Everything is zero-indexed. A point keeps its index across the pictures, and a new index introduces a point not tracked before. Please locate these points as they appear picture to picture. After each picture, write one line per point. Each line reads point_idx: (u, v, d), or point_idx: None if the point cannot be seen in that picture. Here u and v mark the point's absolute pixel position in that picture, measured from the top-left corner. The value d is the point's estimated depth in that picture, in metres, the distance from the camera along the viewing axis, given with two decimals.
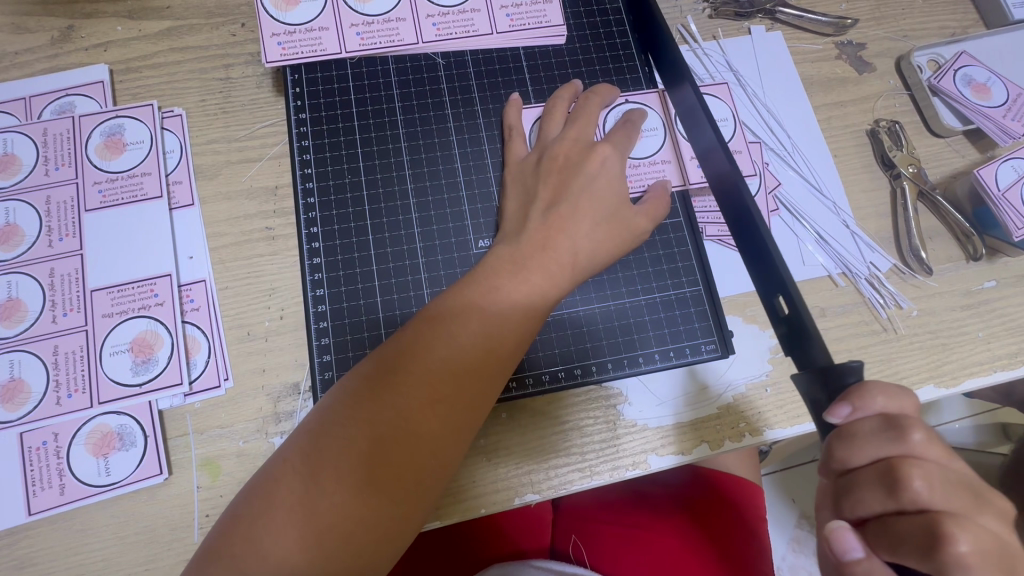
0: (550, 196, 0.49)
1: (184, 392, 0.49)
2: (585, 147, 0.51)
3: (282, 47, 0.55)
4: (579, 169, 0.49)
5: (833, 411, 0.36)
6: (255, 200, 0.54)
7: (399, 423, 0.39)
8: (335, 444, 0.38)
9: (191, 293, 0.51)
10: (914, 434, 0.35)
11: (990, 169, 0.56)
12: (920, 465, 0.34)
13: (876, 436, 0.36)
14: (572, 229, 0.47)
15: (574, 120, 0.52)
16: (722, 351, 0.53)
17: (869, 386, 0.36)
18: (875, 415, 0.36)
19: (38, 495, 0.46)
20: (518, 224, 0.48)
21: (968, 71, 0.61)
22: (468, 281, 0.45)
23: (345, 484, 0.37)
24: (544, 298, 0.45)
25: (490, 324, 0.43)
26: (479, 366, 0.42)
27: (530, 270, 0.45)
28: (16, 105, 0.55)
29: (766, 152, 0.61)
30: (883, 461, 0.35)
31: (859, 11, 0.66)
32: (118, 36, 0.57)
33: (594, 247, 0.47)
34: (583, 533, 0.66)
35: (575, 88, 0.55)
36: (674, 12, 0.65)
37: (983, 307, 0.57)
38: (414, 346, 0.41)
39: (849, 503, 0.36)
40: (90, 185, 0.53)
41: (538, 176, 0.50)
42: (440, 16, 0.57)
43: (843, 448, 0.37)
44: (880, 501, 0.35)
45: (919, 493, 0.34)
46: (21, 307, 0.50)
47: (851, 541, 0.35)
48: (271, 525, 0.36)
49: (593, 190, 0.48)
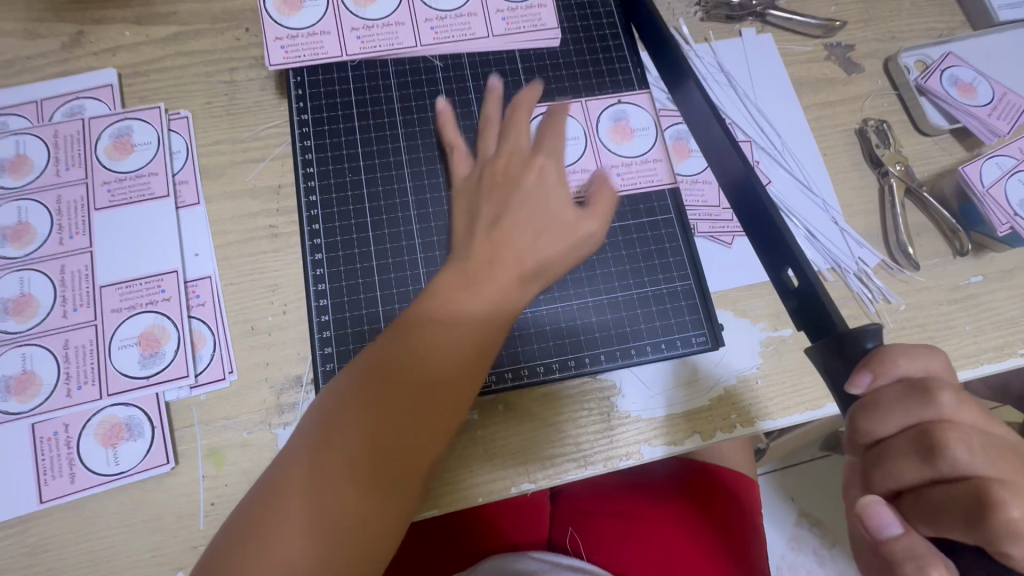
0: (493, 212, 0.49)
1: (190, 385, 0.50)
2: (522, 160, 0.52)
3: (285, 51, 0.57)
4: (519, 184, 0.50)
5: (855, 381, 0.36)
6: (259, 198, 0.56)
7: (398, 419, 0.41)
8: (329, 448, 0.40)
9: (196, 289, 0.53)
10: (942, 395, 0.35)
11: (975, 167, 0.57)
12: (954, 429, 0.34)
13: (901, 402, 0.35)
14: (519, 240, 0.48)
15: (506, 133, 0.54)
16: (712, 343, 0.54)
17: (891, 351, 0.36)
18: (895, 383, 0.36)
19: (48, 483, 0.47)
20: (464, 239, 0.49)
21: (954, 71, 0.63)
22: (433, 287, 0.46)
23: (354, 477, 0.39)
24: (495, 303, 0.46)
25: (465, 324, 0.44)
26: (461, 362, 0.44)
27: (500, 272, 0.46)
28: (28, 108, 0.57)
29: (757, 151, 0.63)
30: (913, 428, 0.35)
31: (848, 14, 0.68)
32: (126, 41, 0.59)
33: (543, 253, 0.48)
34: (580, 526, 0.67)
35: (498, 97, 0.56)
36: (668, 15, 0.66)
37: (970, 301, 0.58)
38: (394, 349, 0.43)
39: (881, 476, 0.36)
40: (99, 184, 0.55)
41: (480, 192, 0.51)
42: (438, 20, 0.59)
43: (868, 419, 0.36)
44: (915, 471, 0.34)
45: (958, 458, 0.33)
46: (33, 303, 0.51)
47: (886, 517, 0.34)
48: (280, 525, 0.37)
49: (533, 205, 0.50)
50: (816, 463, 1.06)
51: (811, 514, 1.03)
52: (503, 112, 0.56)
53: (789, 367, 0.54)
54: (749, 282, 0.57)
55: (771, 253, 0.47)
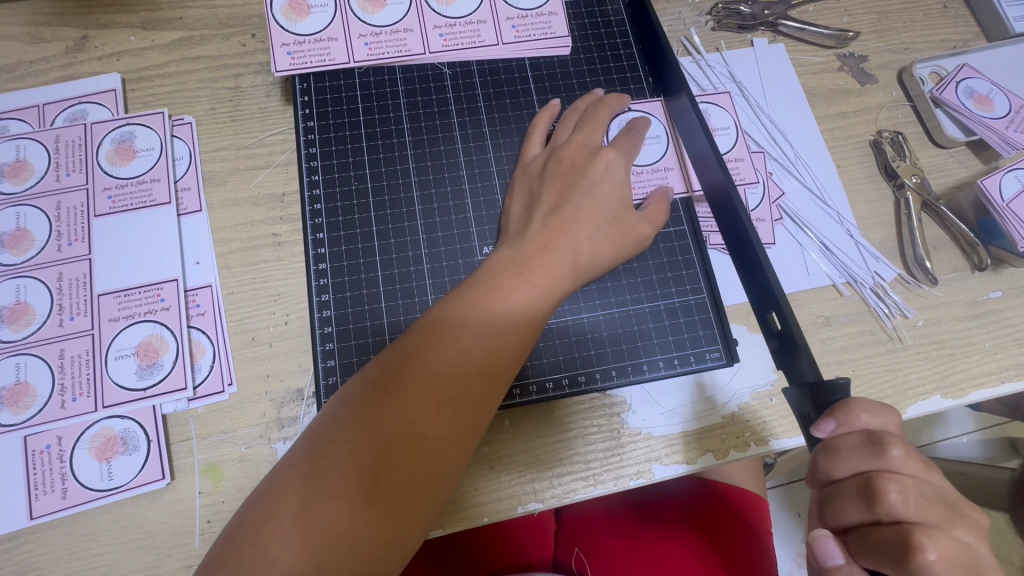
0: (554, 199, 0.49)
1: (188, 397, 0.49)
2: (590, 151, 0.52)
3: (291, 57, 0.56)
4: (584, 173, 0.50)
5: (819, 426, 0.38)
6: (263, 206, 0.55)
7: (407, 426, 0.39)
8: (343, 449, 0.38)
9: (197, 298, 0.52)
10: (893, 449, 0.36)
11: (994, 180, 0.56)
12: (897, 480, 0.36)
13: (857, 452, 0.37)
14: (574, 231, 0.47)
15: (581, 126, 0.53)
16: (726, 359, 0.53)
17: (855, 403, 0.37)
18: (857, 431, 0.37)
19: (40, 499, 0.46)
20: (521, 228, 0.49)
21: (970, 83, 0.62)
22: (468, 285, 0.45)
23: (357, 485, 0.37)
24: (548, 300, 0.45)
25: (494, 329, 0.43)
26: (482, 372, 0.42)
27: (537, 268, 0.46)
28: (29, 112, 0.56)
29: (770, 162, 0.62)
30: (862, 475, 0.37)
31: (861, 24, 0.67)
32: (130, 46, 0.59)
33: (596, 249, 0.48)
34: (587, 547, 0.65)
35: (591, 96, 0.57)
36: (679, 25, 0.66)
37: (989, 318, 0.56)
38: (418, 350, 0.41)
39: (832, 514, 0.38)
40: (100, 191, 0.53)
41: (544, 178, 0.51)
42: (447, 27, 0.58)
43: (827, 461, 0.38)
44: (858, 513, 0.37)
45: (894, 506, 0.35)
46: (29, 311, 0.50)
47: (831, 548, 0.37)
48: (279, 530, 0.36)
49: (596, 196, 0.49)
50: None
51: None
52: (589, 104, 0.56)
53: None
54: None
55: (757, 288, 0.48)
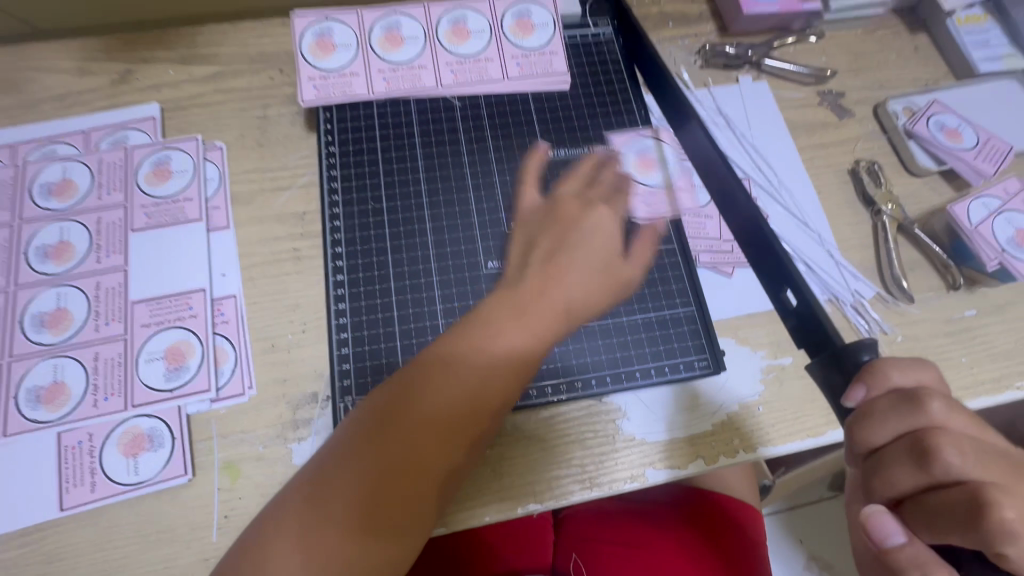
0: (549, 244, 0.49)
1: (211, 398, 0.52)
2: (585, 203, 0.52)
3: (316, 90, 0.62)
4: (575, 225, 0.50)
5: (849, 396, 0.39)
6: (285, 224, 0.59)
7: (403, 458, 0.42)
8: (343, 477, 0.41)
9: (222, 307, 0.56)
10: (930, 405, 0.37)
11: (963, 206, 0.60)
12: (945, 436, 0.36)
13: (894, 413, 0.37)
14: (569, 278, 0.48)
15: (574, 177, 0.54)
16: (714, 367, 0.56)
17: (881, 366, 0.39)
18: (885, 394, 0.38)
19: (70, 491, 0.49)
20: (517, 270, 0.49)
21: (940, 118, 0.67)
22: (465, 324, 0.47)
23: (355, 512, 0.41)
24: (540, 345, 0.46)
25: (487, 370, 0.45)
26: (474, 411, 0.44)
27: (539, 311, 0.47)
28: (76, 137, 0.61)
29: (754, 188, 0.66)
30: (908, 436, 0.37)
31: (838, 64, 0.72)
32: (169, 79, 0.64)
33: (587, 295, 0.48)
34: (584, 552, 0.67)
35: (592, 160, 0.57)
36: (670, 63, 0.71)
37: (965, 334, 0.60)
38: (415, 388, 0.44)
39: (881, 485, 0.38)
40: (137, 208, 0.58)
41: (539, 228, 0.51)
42: (457, 64, 0.64)
43: (864, 429, 0.38)
44: (912, 478, 0.37)
45: (951, 464, 0.36)
46: (68, 316, 0.54)
47: (890, 526, 0.37)
48: (286, 546, 0.40)
49: (586, 244, 0.49)
50: (825, 503, 1.09)
51: (820, 557, 1.05)
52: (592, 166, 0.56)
53: (789, 394, 0.56)
54: (750, 311, 0.59)
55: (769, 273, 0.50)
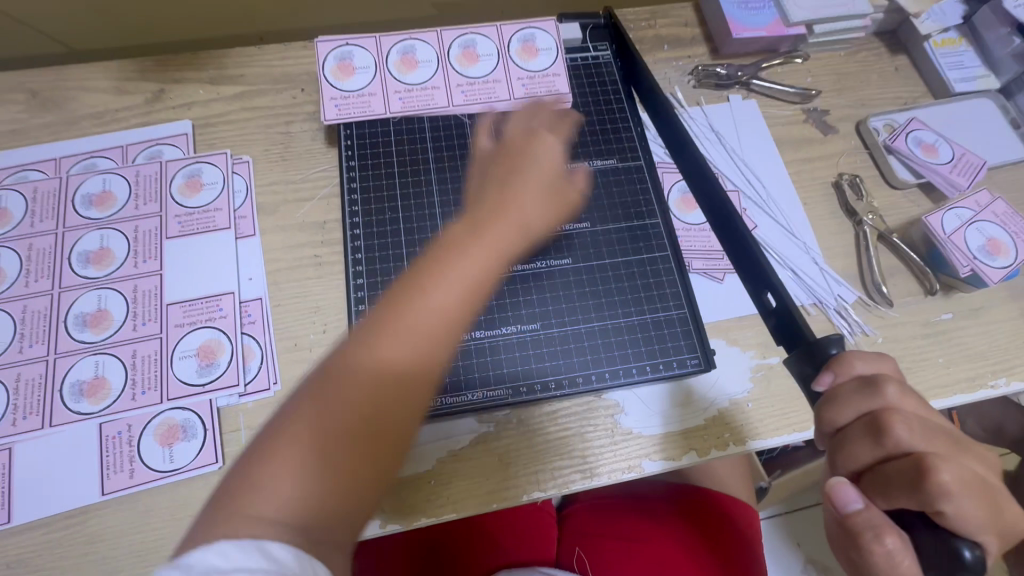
0: (504, 170, 0.55)
1: (240, 392, 0.57)
2: (528, 135, 0.59)
3: (338, 108, 0.67)
4: (526, 152, 0.57)
5: (819, 379, 0.43)
6: (307, 232, 0.64)
7: (378, 369, 0.41)
8: (320, 395, 0.40)
9: (249, 308, 0.60)
10: (887, 388, 0.42)
11: (937, 216, 0.65)
12: (898, 415, 0.42)
13: (857, 394, 0.43)
14: (523, 196, 0.53)
15: (530, 117, 0.62)
16: (705, 364, 0.60)
17: (848, 355, 0.44)
18: (851, 378, 0.43)
19: (110, 477, 0.53)
20: (477, 196, 0.54)
21: (918, 134, 0.72)
22: (435, 250, 0.48)
23: (335, 425, 0.39)
24: (502, 255, 0.48)
25: (463, 280, 0.45)
26: (449, 316, 0.44)
27: (491, 229, 0.49)
28: (115, 152, 0.66)
29: (745, 200, 0.71)
30: (867, 415, 0.42)
31: (822, 84, 0.77)
32: (200, 97, 0.70)
33: (541, 212, 0.54)
34: (587, 545, 0.71)
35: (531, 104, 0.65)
36: (665, 83, 0.76)
37: (942, 336, 0.64)
38: (390, 307, 0.44)
39: (844, 459, 0.44)
40: (171, 217, 0.63)
41: (497, 159, 0.57)
42: (468, 85, 0.69)
43: (832, 410, 0.43)
44: (870, 451, 0.42)
45: (901, 438, 0.41)
46: (107, 317, 0.58)
47: (849, 494, 0.40)
48: (265, 481, 0.37)
49: (539, 167, 0.56)
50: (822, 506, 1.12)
51: (817, 559, 1.08)
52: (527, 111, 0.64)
53: (776, 391, 0.60)
54: (739, 314, 0.64)
55: (750, 274, 0.55)
